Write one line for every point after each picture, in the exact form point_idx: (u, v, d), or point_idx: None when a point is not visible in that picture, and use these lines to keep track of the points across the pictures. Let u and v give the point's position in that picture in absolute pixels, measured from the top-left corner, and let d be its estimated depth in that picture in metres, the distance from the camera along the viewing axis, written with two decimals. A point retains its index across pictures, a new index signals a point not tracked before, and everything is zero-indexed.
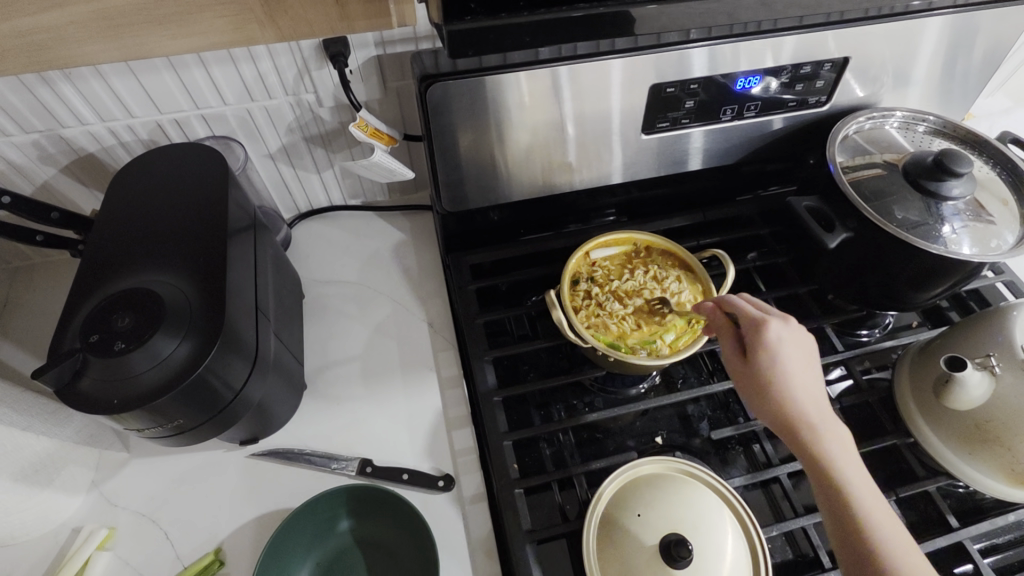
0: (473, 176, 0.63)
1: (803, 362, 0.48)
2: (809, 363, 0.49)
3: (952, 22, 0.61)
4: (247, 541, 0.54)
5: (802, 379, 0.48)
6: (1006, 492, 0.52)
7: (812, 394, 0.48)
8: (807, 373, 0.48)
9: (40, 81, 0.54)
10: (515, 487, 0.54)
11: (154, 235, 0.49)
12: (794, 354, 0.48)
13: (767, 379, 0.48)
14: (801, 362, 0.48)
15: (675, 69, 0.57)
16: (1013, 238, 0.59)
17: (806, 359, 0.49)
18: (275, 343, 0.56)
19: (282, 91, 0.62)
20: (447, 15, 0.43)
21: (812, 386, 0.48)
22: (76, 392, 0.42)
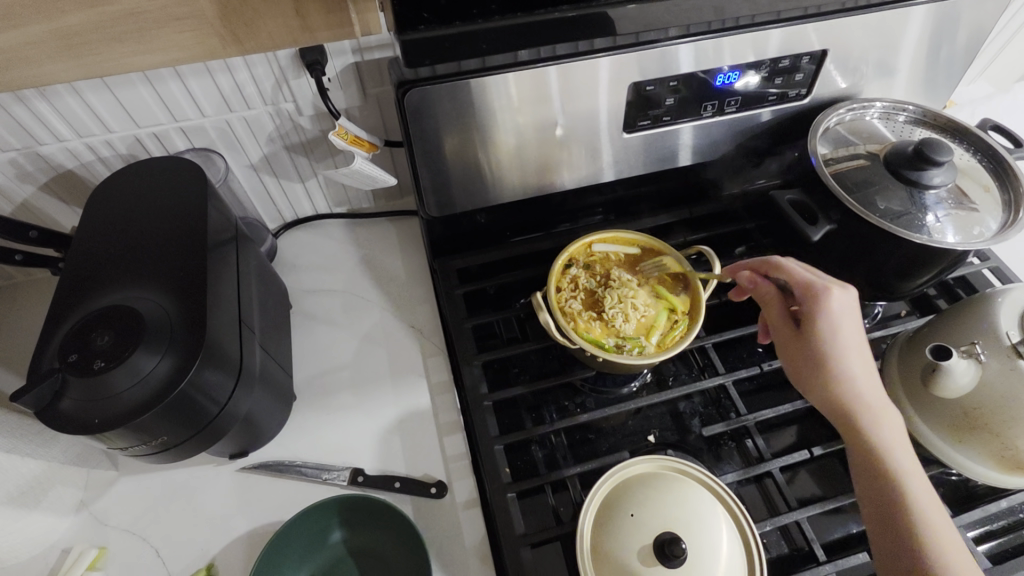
0: (458, 180, 0.63)
1: (856, 332, 0.50)
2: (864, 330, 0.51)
3: (929, 11, 0.62)
4: (238, 556, 0.54)
5: (859, 346, 0.50)
6: (996, 478, 0.52)
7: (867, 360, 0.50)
8: (856, 344, 0.50)
9: (14, 99, 0.53)
10: (507, 491, 0.54)
11: (136, 250, 0.49)
12: (849, 323, 0.50)
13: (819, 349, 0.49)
14: (858, 331, 0.50)
15: (656, 67, 0.57)
16: (997, 224, 0.59)
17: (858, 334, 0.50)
18: (261, 355, 0.55)
19: (260, 101, 0.62)
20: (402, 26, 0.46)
21: (867, 353, 0.50)
22: (56, 413, 0.42)
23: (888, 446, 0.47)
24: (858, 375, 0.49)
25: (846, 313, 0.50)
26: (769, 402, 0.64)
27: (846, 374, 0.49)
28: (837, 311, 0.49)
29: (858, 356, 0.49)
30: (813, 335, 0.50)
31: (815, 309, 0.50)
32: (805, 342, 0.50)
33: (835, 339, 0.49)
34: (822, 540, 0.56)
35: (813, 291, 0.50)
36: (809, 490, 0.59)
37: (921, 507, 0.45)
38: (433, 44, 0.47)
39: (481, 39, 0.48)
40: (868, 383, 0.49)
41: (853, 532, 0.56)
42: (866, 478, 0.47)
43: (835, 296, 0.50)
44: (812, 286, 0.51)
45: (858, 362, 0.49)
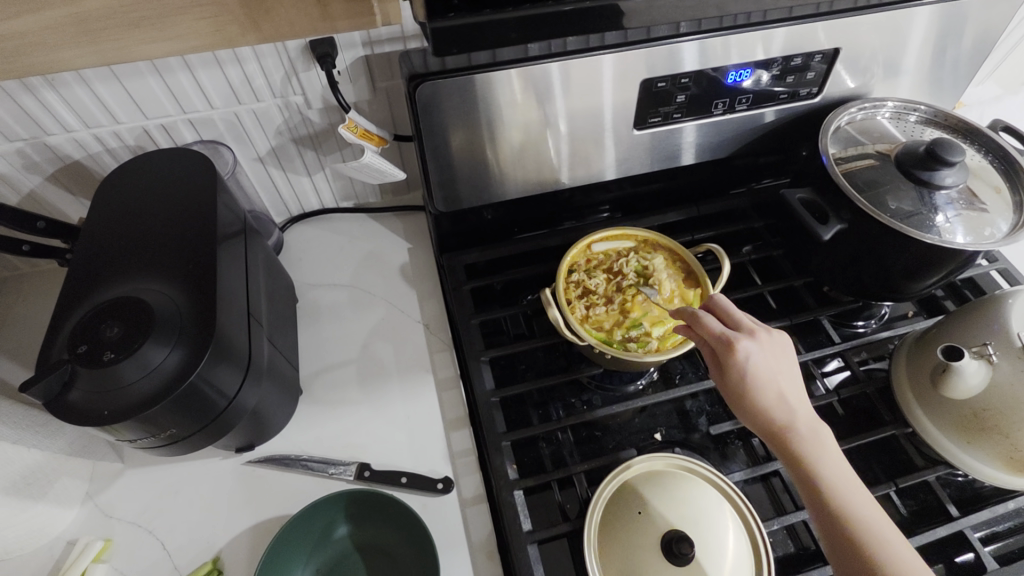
0: (466, 175, 0.62)
1: (777, 373, 0.48)
2: (790, 365, 0.49)
3: (941, 11, 0.61)
4: (244, 549, 0.53)
5: (786, 385, 0.47)
6: (1004, 479, 0.52)
7: (798, 399, 0.47)
8: (779, 384, 0.47)
9: (22, 89, 0.53)
10: (514, 487, 0.54)
11: (144, 242, 0.49)
12: (765, 365, 0.48)
13: (739, 399, 0.47)
14: (782, 368, 0.48)
15: (665, 64, 0.57)
16: (1007, 225, 0.59)
17: (781, 372, 0.48)
18: (268, 349, 0.55)
19: (269, 94, 0.61)
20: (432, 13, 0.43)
21: (797, 391, 0.48)
22: (65, 404, 0.41)
23: (839, 491, 0.44)
24: (789, 417, 0.46)
25: (754, 356, 0.48)
26: None
27: (774, 417, 0.46)
28: (754, 357, 0.48)
29: (786, 396, 0.47)
30: (734, 386, 0.47)
31: (728, 360, 0.48)
32: (729, 394, 0.48)
33: (757, 387, 0.47)
34: None
35: (725, 340, 0.49)
36: None
37: (883, 554, 0.41)
38: (461, 31, 0.45)
39: (511, 25, 0.45)
40: (802, 421, 0.46)
41: None
42: (824, 532, 0.43)
43: (746, 340, 0.49)
44: (719, 334, 0.49)
45: (790, 402, 0.47)
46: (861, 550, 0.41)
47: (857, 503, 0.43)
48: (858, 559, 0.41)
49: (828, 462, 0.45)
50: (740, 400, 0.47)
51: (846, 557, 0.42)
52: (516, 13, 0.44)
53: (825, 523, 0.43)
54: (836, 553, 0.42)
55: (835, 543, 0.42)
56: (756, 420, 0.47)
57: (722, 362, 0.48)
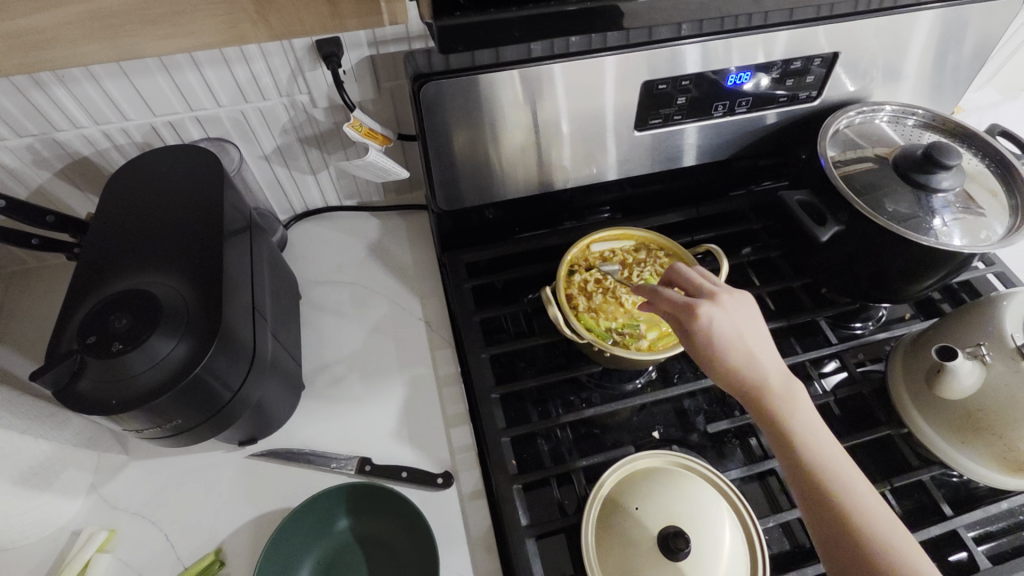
0: (469, 174, 0.63)
1: (745, 333, 0.47)
2: (757, 324, 0.48)
3: (939, 16, 0.62)
4: (246, 541, 0.54)
5: (757, 347, 0.47)
6: (998, 479, 0.53)
7: (767, 356, 0.47)
8: (746, 345, 0.47)
9: (33, 85, 0.54)
10: (513, 482, 0.55)
11: (152, 236, 0.49)
12: (730, 327, 0.47)
13: (708, 363, 0.47)
14: (748, 328, 0.47)
15: (666, 66, 0.57)
16: (1003, 228, 0.59)
17: (746, 332, 0.47)
18: (272, 343, 0.56)
19: (275, 92, 0.62)
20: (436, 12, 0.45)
21: (764, 350, 0.47)
22: (73, 394, 0.42)
23: (811, 447, 0.43)
24: (760, 377, 0.46)
25: (718, 319, 0.47)
26: None
27: (746, 379, 0.46)
28: (720, 322, 0.47)
29: (756, 358, 0.46)
30: (702, 354, 0.47)
31: (692, 327, 0.47)
32: (700, 361, 0.48)
33: (727, 351, 0.46)
34: None
35: (688, 308, 0.48)
36: None
37: (857, 508, 0.41)
38: (469, 31, 0.46)
39: (515, 25, 0.46)
40: (774, 379, 0.46)
41: None
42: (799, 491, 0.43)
43: (709, 303, 0.48)
44: (680, 302, 0.49)
45: (762, 364, 0.46)
46: (837, 507, 0.41)
47: (831, 459, 0.43)
48: (833, 516, 0.41)
49: (803, 421, 0.44)
50: (710, 365, 0.47)
51: (822, 515, 0.41)
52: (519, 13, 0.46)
53: (799, 482, 0.43)
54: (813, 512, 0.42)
55: (810, 501, 0.42)
56: (731, 384, 0.47)
57: (686, 329, 0.48)
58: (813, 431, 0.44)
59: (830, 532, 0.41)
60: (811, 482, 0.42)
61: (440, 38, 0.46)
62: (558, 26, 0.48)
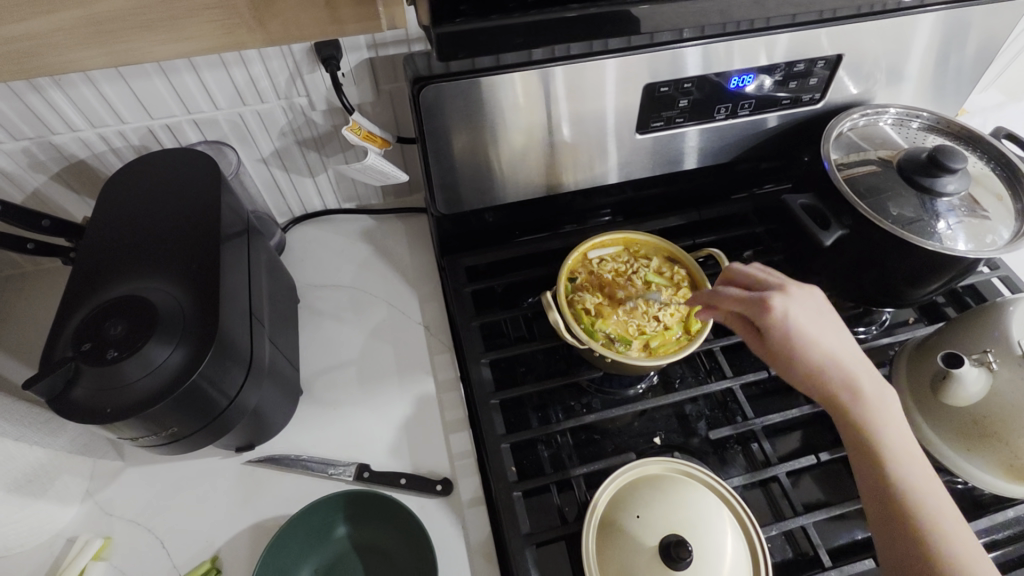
0: (469, 178, 0.62)
1: (824, 330, 0.49)
2: (835, 323, 0.50)
3: (944, 18, 0.61)
4: (243, 548, 0.54)
5: (835, 344, 0.49)
6: (1004, 487, 0.52)
7: (847, 353, 0.49)
8: (825, 342, 0.48)
9: (29, 88, 0.54)
10: (513, 489, 0.54)
11: (150, 241, 0.49)
12: (809, 324, 0.49)
13: (783, 356, 0.49)
14: (825, 326, 0.49)
15: (668, 69, 0.57)
16: (1009, 233, 0.59)
17: (825, 329, 0.49)
18: (270, 348, 0.55)
19: (274, 95, 0.62)
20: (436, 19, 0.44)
21: (843, 347, 0.49)
22: (68, 401, 0.42)
23: (886, 443, 0.45)
24: (842, 371, 0.48)
25: (796, 314, 0.49)
26: (775, 407, 0.64)
27: (822, 373, 0.48)
28: (795, 316, 0.49)
29: (832, 353, 0.48)
30: (780, 347, 0.49)
31: (769, 321, 0.49)
32: (771, 351, 0.50)
33: (799, 345, 0.48)
34: (827, 545, 0.56)
35: (761, 299, 0.50)
36: (814, 495, 0.59)
37: (927, 505, 0.43)
38: (468, 36, 0.45)
39: (517, 33, 0.46)
40: (858, 374, 0.48)
41: (858, 538, 0.56)
42: (864, 481, 0.45)
43: (786, 300, 0.50)
44: (754, 296, 0.50)
45: (840, 359, 0.48)
46: (906, 503, 0.43)
47: (905, 457, 0.45)
48: (893, 507, 0.43)
49: (883, 417, 0.46)
50: (785, 360, 0.49)
51: (891, 510, 0.43)
52: (522, 19, 0.45)
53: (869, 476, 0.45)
54: (880, 507, 0.44)
55: (874, 492, 0.44)
56: (806, 378, 0.48)
57: (761, 323, 0.50)
58: (892, 428, 0.46)
59: (897, 527, 0.43)
60: (880, 478, 0.44)
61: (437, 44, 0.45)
62: (560, 31, 0.47)
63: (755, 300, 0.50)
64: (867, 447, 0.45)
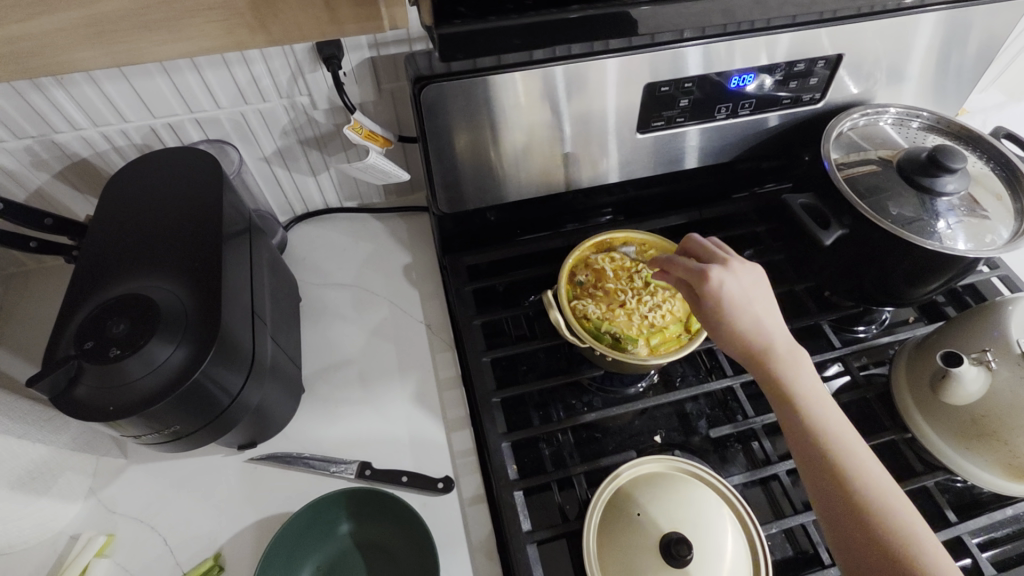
0: (471, 177, 0.63)
1: (756, 299, 0.49)
2: (767, 293, 0.51)
3: (944, 18, 0.61)
4: (246, 546, 0.54)
5: (765, 312, 0.49)
6: (1003, 485, 0.52)
7: (775, 321, 0.49)
8: (756, 310, 0.49)
9: (32, 87, 0.54)
10: (514, 488, 0.54)
11: (151, 239, 0.49)
12: (742, 292, 0.49)
13: (716, 325, 0.49)
14: (757, 295, 0.50)
15: (669, 69, 0.57)
16: (1008, 232, 0.59)
17: (758, 298, 0.50)
18: (272, 347, 0.55)
19: (276, 94, 0.62)
20: (438, 19, 0.44)
21: (772, 316, 0.49)
22: (71, 400, 0.42)
23: (811, 407, 0.45)
24: (771, 338, 0.48)
25: (729, 283, 0.49)
26: None
27: (753, 340, 0.48)
28: (729, 287, 0.49)
29: (761, 323, 0.49)
30: (713, 315, 0.49)
31: (704, 289, 0.50)
32: (706, 322, 0.50)
33: (734, 315, 0.49)
34: None
35: (699, 270, 0.50)
36: None
37: (850, 463, 0.43)
38: (469, 37, 0.45)
39: (516, 33, 0.46)
40: (784, 340, 0.48)
41: None
42: (796, 449, 0.45)
43: (720, 269, 0.50)
44: (693, 267, 0.51)
45: (769, 330, 0.48)
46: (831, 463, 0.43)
47: (829, 419, 0.45)
48: (827, 471, 0.43)
49: (807, 383, 0.46)
50: (718, 328, 0.49)
51: (818, 472, 0.43)
52: (522, 19, 0.45)
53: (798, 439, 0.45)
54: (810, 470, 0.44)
55: (808, 459, 0.44)
56: (737, 346, 0.49)
57: (698, 292, 0.50)
58: (817, 392, 0.46)
59: (825, 488, 0.42)
60: (809, 441, 0.44)
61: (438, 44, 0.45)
62: (561, 32, 0.47)
63: (691, 271, 0.51)
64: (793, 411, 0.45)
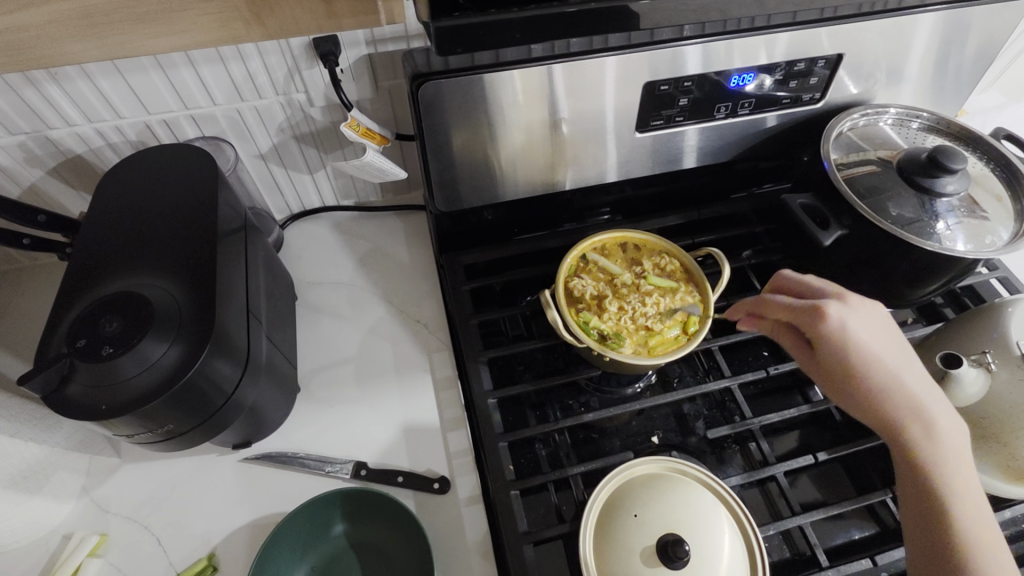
0: (468, 175, 0.62)
1: (881, 338, 0.49)
2: (892, 331, 0.50)
3: (944, 18, 0.61)
4: (240, 546, 0.53)
5: (889, 352, 0.49)
6: (1001, 488, 0.51)
7: (897, 361, 0.49)
8: (880, 349, 0.48)
9: (25, 82, 0.53)
10: (510, 488, 0.54)
11: (147, 237, 0.49)
12: (866, 331, 0.49)
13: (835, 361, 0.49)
14: (881, 334, 0.49)
15: (668, 67, 0.57)
16: (1008, 234, 0.59)
17: (882, 337, 0.49)
18: (267, 346, 0.55)
19: (272, 91, 0.61)
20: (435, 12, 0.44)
21: (896, 354, 0.49)
22: (62, 398, 0.41)
23: (931, 451, 0.46)
24: (894, 377, 0.48)
25: (852, 323, 0.49)
26: (773, 407, 0.64)
27: (873, 378, 0.48)
28: (852, 327, 0.49)
29: (890, 368, 0.48)
30: (832, 352, 0.49)
31: (821, 327, 0.49)
32: (824, 357, 0.50)
33: (855, 353, 0.48)
34: (824, 545, 0.56)
35: (817, 309, 0.50)
36: (811, 495, 0.59)
37: (962, 511, 0.44)
38: (467, 32, 0.45)
39: (517, 28, 0.45)
40: (912, 380, 0.48)
41: (855, 538, 0.56)
42: (908, 495, 0.46)
43: (843, 308, 0.50)
44: (810, 304, 0.50)
45: (893, 368, 0.48)
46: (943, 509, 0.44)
47: (949, 465, 0.45)
48: (936, 516, 0.44)
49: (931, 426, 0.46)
50: (837, 364, 0.49)
51: (926, 515, 0.44)
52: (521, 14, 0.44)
53: (910, 480, 0.46)
54: (915, 512, 0.45)
55: (917, 506, 0.45)
56: (853, 382, 0.49)
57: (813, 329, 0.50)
58: (941, 435, 0.46)
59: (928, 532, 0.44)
60: (921, 485, 0.45)
61: (437, 39, 0.45)
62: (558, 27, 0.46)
63: (808, 308, 0.50)
64: (909, 454, 0.46)
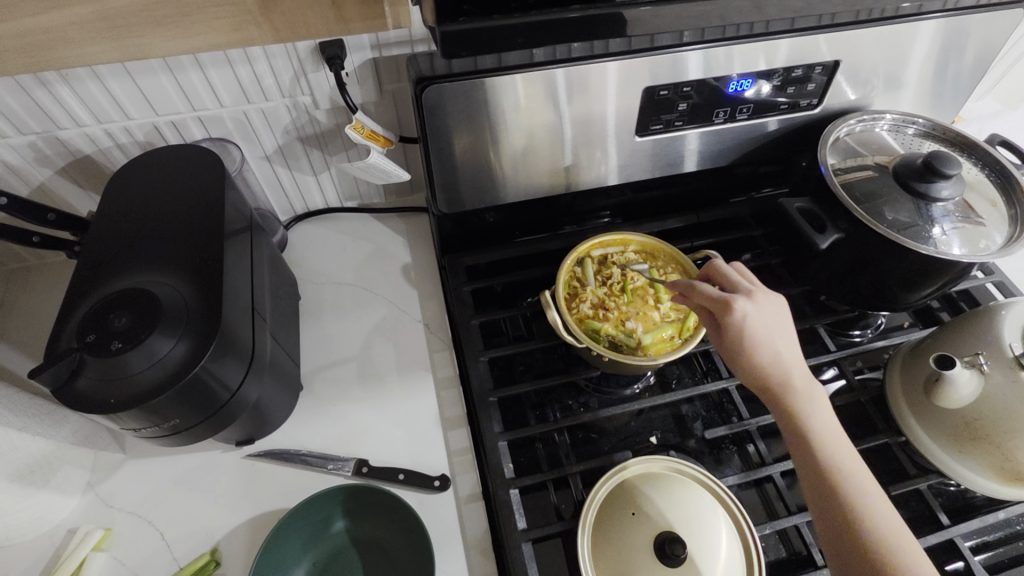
0: (470, 178, 0.63)
1: (778, 330, 0.49)
2: (786, 324, 0.51)
3: (941, 26, 0.62)
4: (242, 541, 0.54)
5: (782, 345, 0.49)
6: (997, 489, 0.52)
7: (792, 354, 0.49)
8: (775, 342, 0.49)
9: (37, 83, 0.54)
10: (510, 486, 0.55)
11: (154, 235, 0.50)
12: (763, 323, 0.49)
13: (739, 353, 0.49)
14: (778, 327, 0.50)
15: (668, 73, 0.58)
16: (1002, 238, 0.59)
17: (777, 331, 0.49)
18: (271, 344, 0.56)
19: (278, 93, 0.63)
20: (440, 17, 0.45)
21: (789, 347, 0.49)
22: (72, 392, 0.42)
23: (826, 443, 0.46)
24: (789, 369, 0.48)
25: (752, 316, 0.49)
26: None
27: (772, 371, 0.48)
28: (752, 319, 0.49)
29: (782, 358, 0.49)
30: (735, 345, 0.49)
31: (727, 319, 0.49)
32: (728, 350, 0.50)
33: (756, 346, 0.48)
34: None
35: (724, 301, 0.50)
36: None
37: (860, 500, 0.44)
38: (471, 36, 0.46)
39: (520, 32, 0.47)
40: (803, 374, 0.49)
41: None
42: (808, 485, 0.46)
43: (744, 300, 0.50)
44: (716, 296, 0.50)
45: (787, 362, 0.49)
46: (842, 501, 0.44)
47: (843, 455, 0.46)
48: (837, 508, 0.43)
49: (823, 418, 0.47)
50: (741, 357, 0.49)
51: (827, 507, 0.44)
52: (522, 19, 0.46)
53: (810, 474, 0.45)
54: (818, 505, 0.45)
55: (819, 498, 0.44)
56: (756, 376, 0.49)
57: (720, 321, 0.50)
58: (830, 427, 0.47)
59: (834, 524, 0.43)
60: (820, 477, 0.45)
61: (443, 43, 0.46)
62: (560, 32, 0.48)
63: (714, 301, 0.50)
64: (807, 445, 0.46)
